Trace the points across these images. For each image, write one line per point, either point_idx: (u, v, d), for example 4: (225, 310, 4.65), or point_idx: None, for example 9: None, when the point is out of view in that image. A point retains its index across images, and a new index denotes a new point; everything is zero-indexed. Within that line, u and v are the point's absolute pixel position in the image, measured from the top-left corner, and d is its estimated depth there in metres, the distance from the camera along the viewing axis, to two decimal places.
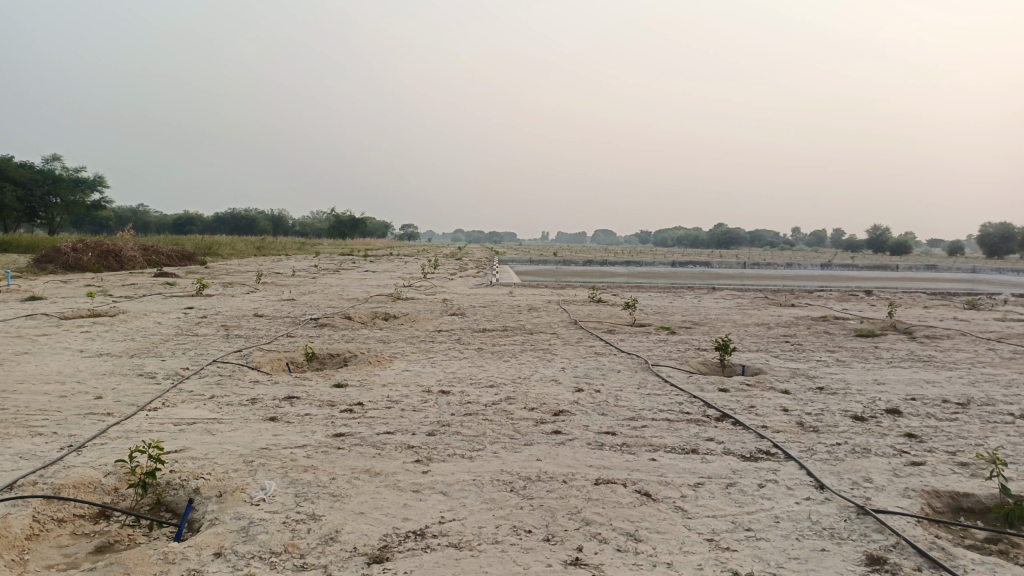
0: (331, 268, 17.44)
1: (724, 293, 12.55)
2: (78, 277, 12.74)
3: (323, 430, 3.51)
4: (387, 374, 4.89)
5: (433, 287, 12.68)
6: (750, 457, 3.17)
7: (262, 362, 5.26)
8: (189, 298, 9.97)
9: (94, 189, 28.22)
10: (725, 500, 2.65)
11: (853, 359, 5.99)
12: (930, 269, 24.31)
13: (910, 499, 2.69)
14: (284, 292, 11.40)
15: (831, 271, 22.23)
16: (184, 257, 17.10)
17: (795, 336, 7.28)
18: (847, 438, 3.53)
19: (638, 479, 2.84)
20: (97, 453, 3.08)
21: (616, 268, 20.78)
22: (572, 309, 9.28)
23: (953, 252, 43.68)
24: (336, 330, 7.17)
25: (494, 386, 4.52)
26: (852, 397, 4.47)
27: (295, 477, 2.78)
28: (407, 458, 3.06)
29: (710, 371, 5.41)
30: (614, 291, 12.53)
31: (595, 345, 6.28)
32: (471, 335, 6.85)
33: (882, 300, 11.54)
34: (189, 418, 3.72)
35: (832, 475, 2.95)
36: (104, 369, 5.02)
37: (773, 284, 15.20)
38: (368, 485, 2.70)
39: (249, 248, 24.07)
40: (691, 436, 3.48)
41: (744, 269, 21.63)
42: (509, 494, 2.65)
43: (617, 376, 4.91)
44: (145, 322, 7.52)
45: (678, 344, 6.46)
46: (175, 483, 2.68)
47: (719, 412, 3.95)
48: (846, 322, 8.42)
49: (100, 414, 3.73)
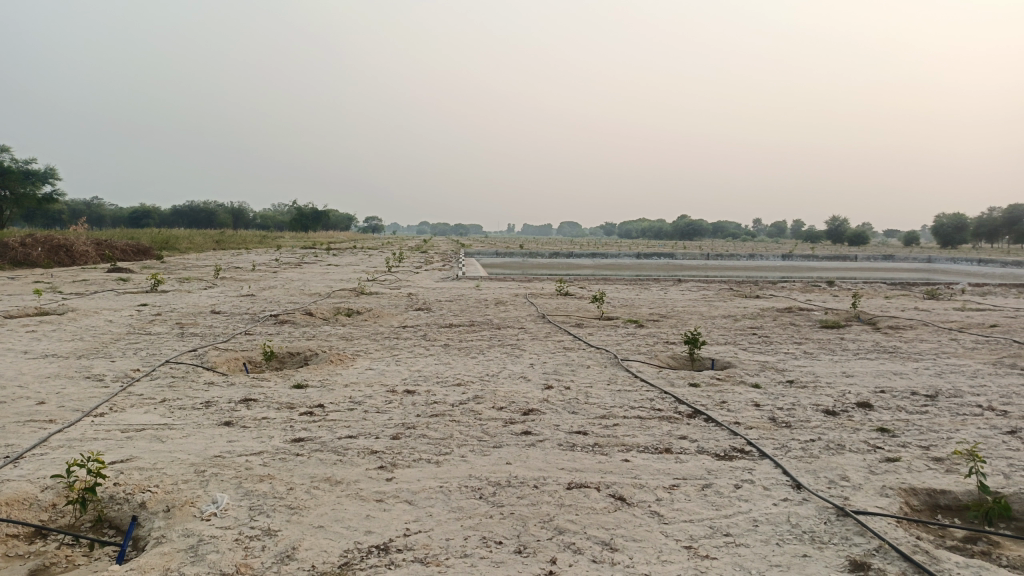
0: (292, 262, 17.10)
1: (690, 284, 12.54)
2: (26, 273, 12.25)
3: (281, 435, 3.34)
4: (350, 373, 4.72)
5: (398, 280, 12.49)
6: (725, 456, 3.09)
7: (218, 362, 5.05)
8: (143, 295, 9.63)
9: (45, 182, 27.31)
10: (701, 503, 2.55)
11: (821, 351, 5.99)
12: (889, 259, 24.65)
13: (888, 498, 2.63)
14: (243, 287, 11.11)
15: (794, 261, 22.49)
16: (140, 251, 16.60)
17: (762, 327, 7.28)
18: (820, 433, 3.48)
19: (612, 482, 2.73)
20: (35, 464, 2.87)
21: (581, 260, 20.68)
22: (540, 302, 9.18)
23: (909, 243, 44.67)
24: (298, 327, 6.96)
25: (461, 385, 4.39)
26: (822, 390, 4.44)
27: (250, 488, 2.62)
28: (370, 464, 2.91)
29: (680, 365, 5.35)
30: (580, 284, 12.46)
31: (563, 339, 6.19)
32: (437, 330, 6.70)
33: (845, 291, 11.62)
34: (137, 425, 3.51)
35: (809, 474, 2.88)
36: (49, 370, 4.77)
37: (738, 275, 15.30)
38: (328, 496, 2.56)
39: (207, 242, 23.49)
40: (664, 434, 3.39)
41: (709, 261, 21.71)
42: (477, 502, 2.52)
43: (587, 371, 4.82)
44: (96, 321, 7.22)
45: (646, 337, 6.39)
46: (119, 498, 2.50)
47: (691, 408, 3.87)
48: (810, 313, 8.47)
49: (41, 421, 3.51)
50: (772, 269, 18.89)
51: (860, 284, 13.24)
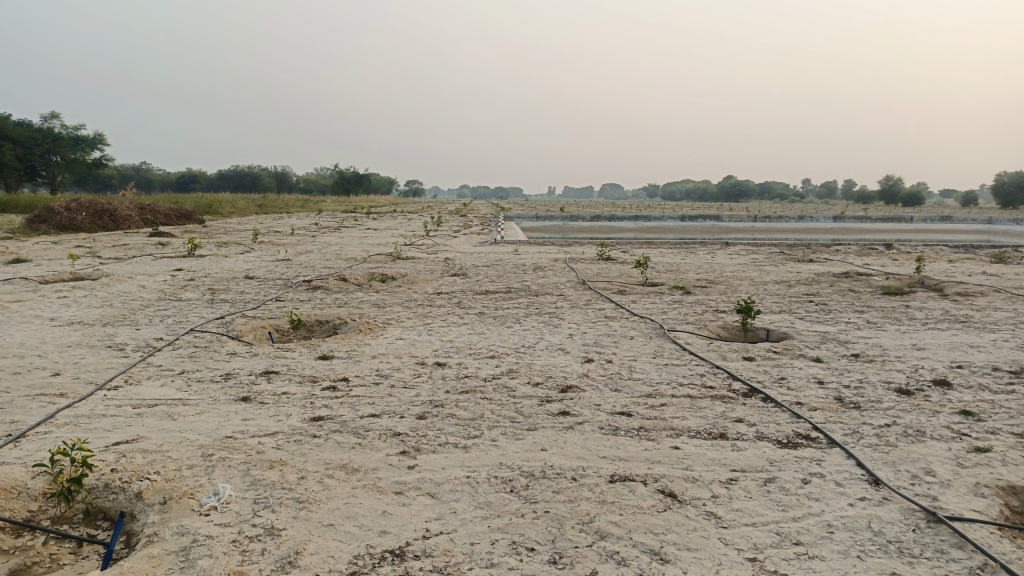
0: (331, 226, 17.00)
1: (737, 248, 12.03)
2: (70, 238, 12.33)
3: (299, 414, 3.09)
4: (379, 344, 4.47)
5: (436, 245, 12.21)
6: (788, 444, 2.74)
7: (243, 331, 4.84)
8: (180, 260, 9.54)
9: (94, 148, 27.68)
10: (765, 502, 2.22)
11: (885, 320, 5.53)
12: (946, 221, 23.41)
13: (985, 500, 2.25)
14: (280, 251, 10.97)
15: (844, 223, 21.56)
16: (183, 215, 16.62)
17: (818, 294, 6.82)
18: (896, 417, 3.09)
19: (660, 475, 2.41)
20: (36, 445, 2.68)
21: (624, 224, 20.04)
22: (581, 267, 8.82)
23: (966, 203, 42.88)
24: (330, 293, 6.76)
25: (496, 357, 4.09)
26: (892, 366, 4.02)
27: (258, 477, 2.36)
28: (392, 449, 2.64)
29: (731, 335, 4.98)
30: (622, 248, 12.02)
31: (605, 308, 5.82)
32: (473, 297, 6.40)
33: (905, 255, 10.98)
34: (151, 399, 3.30)
35: (887, 466, 2.52)
36: (72, 339, 4.61)
37: (791, 238, 14.64)
38: (342, 487, 2.29)
39: (249, 206, 23.55)
40: (718, 417, 3.05)
41: (756, 223, 20.79)
42: (508, 498, 2.23)
43: (630, 343, 4.48)
44: (129, 286, 7.11)
45: (694, 305, 6.03)
46: (114, 486, 2.27)
47: (746, 386, 3.52)
48: (870, 279, 7.94)
49: (50, 395, 3.32)
50: (820, 230, 18.10)
51: (920, 247, 12.51)
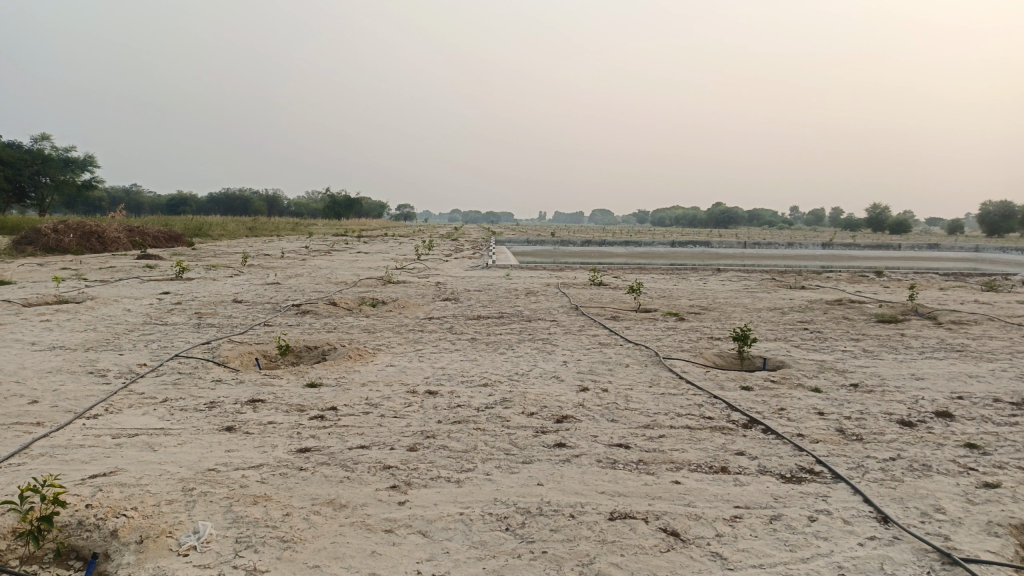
0: (321, 249, 16.92)
1: (729, 274, 12.03)
2: (56, 259, 12.20)
3: (286, 445, 2.98)
4: (369, 371, 4.37)
5: (427, 269, 12.12)
6: (792, 478, 2.65)
7: (230, 357, 4.73)
8: (167, 283, 9.41)
9: (84, 170, 27.58)
10: (771, 541, 2.13)
11: (881, 349, 5.47)
12: (933, 249, 23.60)
13: (999, 540, 2.16)
14: (269, 275, 10.86)
15: (833, 250, 21.66)
16: (172, 238, 16.50)
17: (813, 322, 6.77)
18: (900, 450, 3.01)
19: (662, 512, 2.31)
20: (8, 478, 2.55)
21: (614, 249, 20.01)
22: (573, 293, 8.76)
23: (952, 231, 43.33)
24: (319, 317, 6.66)
25: (488, 386, 3.99)
26: (892, 396, 3.95)
27: (240, 513, 2.25)
28: (382, 483, 2.54)
29: (727, 363, 4.90)
30: (614, 273, 11.99)
31: (598, 334, 5.75)
32: (464, 323, 6.31)
33: (897, 282, 10.99)
34: (131, 429, 3.18)
35: (894, 503, 2.44)
36: (52, 365, 4.48)
37: (782, 265, 14.68)
38: (329, 525, 2.19)
39: (239, 229, 23.46)
40: (719, 449, 2.96)
41: (745, 249, 20.87)
42: (503, 536, 2.13)
43: (626, 371, 4.39)
44: (114, 310, 6.98)
45: (688, 332, 5.97)
46: (88, 523, 2.14)
47: (745, 416, 3.43)
48: (863, 307, 7.91)
49: (27, 424, 3.19)
50: (810, 257, 18.17)
51: (910, 275, 12.54)
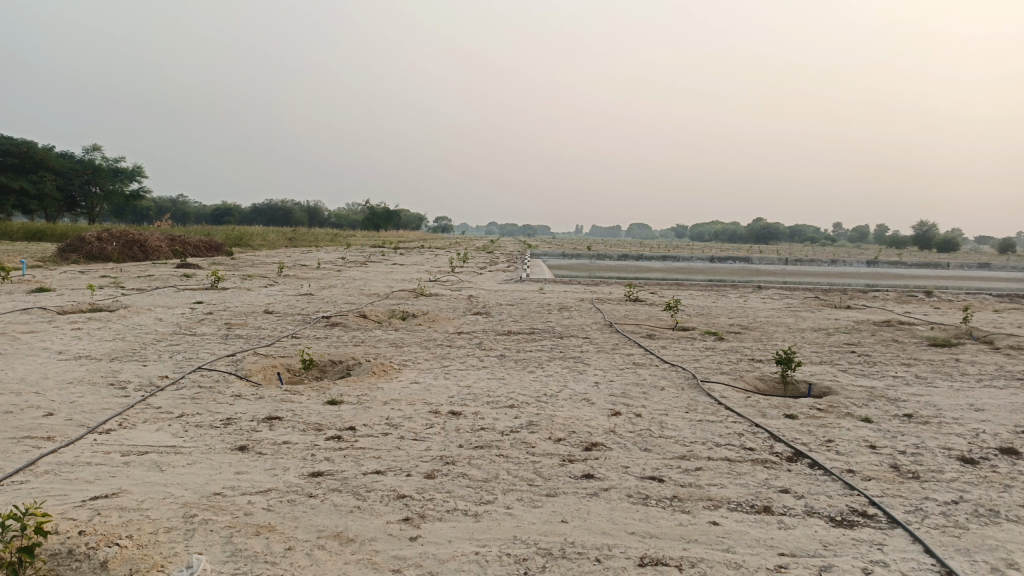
0: (357, 260, 16.91)
1: (771, 292, 11.65)
2: (98, 267, 12.39)
3: (298, 468, 2.82)
4: (392, 388, 4.21)
5: (460, 281, 12.01)
6: (843, 522, 2.41)
7: (252, 370, 4.62)
8: (202, 292, 9.43)
9: (133, 180, 28.25)
10: None
11: (936, 375, 5.14)
12: (985, 268, 22.77)
13: None
14: (303, 285, 10.85)
15: (877, 268, 21.04)
16: (211, 247, 16.68)
17: (860, 344, 6.43)
18: (962, 492, 2.73)
19: (698, 558, 2.09)
20: (6, 497, 2.44)
21: (651, 264, 19.67)
22: (608, 308, 8.53)
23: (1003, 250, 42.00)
24: (348, 330, 6.55)
25: (515, 407, 3.79)
26: (950, 429, 3.65)
27: (239, 546, 2.10)
28: (393, 515, 2.36)
29: (768, 388, 4.63)
30: (650, 289, 11.71)
31: (633, 354, 5.51)
32: (494, 338, 6.13)
33: (948, 303, 10.52)
34: (142, 447, 3.06)
35: (960, 555, 2.18)
36: (74, 375, 4.41)
37: (826, 283, 14.21)
38: (334, 561, 2.02)
39: (279, 240, 23.66)
40: (761, 486, 2.72)
41: (787, 266, 20.45)
42: None
43: (660, 395, 4.15)
44: (145, 319, 6.97)
45: (727, 353, 5.71)
46: (78, 553, 2.01)
47: (789, 449, 3.19)
48: (913, 329, 7.52)
49: (37, 439, 3.10)
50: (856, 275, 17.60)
51: (963, 296, 12.00)
